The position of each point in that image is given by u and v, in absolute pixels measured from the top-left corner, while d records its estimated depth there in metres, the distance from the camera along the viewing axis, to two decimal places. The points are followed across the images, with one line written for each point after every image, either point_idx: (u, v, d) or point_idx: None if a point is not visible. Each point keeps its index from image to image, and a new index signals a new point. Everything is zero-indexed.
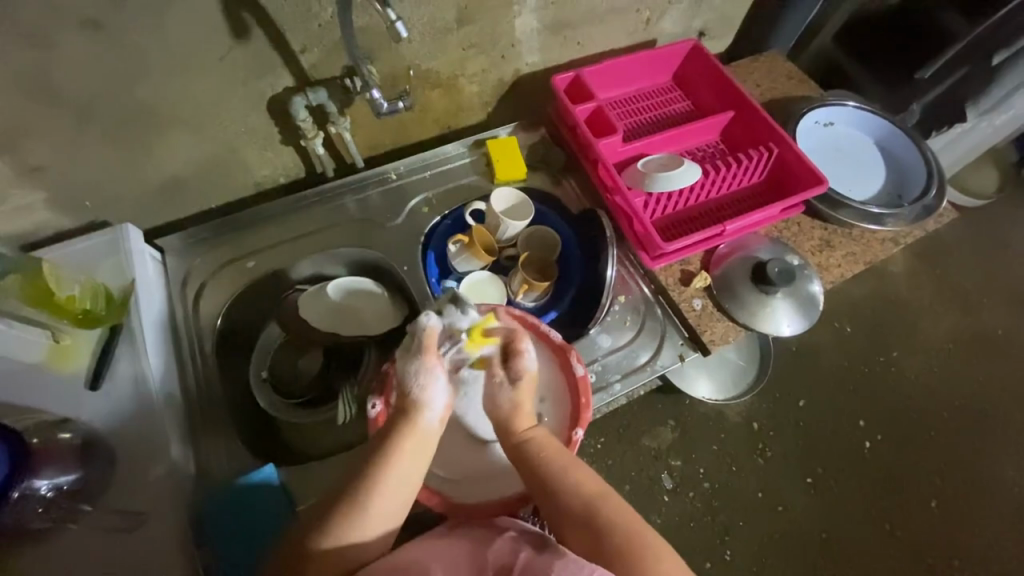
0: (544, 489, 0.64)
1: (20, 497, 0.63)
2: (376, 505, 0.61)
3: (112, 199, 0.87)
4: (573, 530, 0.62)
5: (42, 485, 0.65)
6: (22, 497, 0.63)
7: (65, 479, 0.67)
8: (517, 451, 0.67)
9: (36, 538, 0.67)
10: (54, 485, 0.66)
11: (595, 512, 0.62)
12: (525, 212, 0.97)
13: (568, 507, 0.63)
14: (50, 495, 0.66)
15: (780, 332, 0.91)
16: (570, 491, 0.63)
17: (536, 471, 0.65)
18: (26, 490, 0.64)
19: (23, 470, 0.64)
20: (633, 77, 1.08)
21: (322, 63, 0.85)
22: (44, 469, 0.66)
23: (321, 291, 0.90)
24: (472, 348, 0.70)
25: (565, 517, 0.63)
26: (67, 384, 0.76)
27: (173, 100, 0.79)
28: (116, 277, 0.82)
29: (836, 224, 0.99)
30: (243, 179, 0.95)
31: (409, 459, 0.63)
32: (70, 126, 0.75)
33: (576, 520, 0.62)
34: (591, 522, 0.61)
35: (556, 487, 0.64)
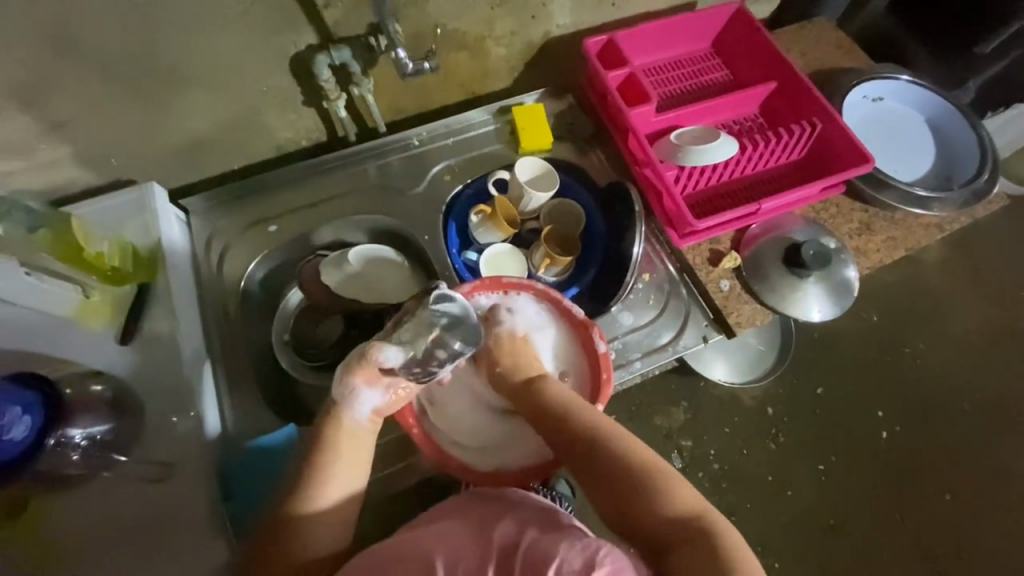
0: (555, 420, 0.66)
1: (57, 444, 0.67)
2: (328, 474, 0.64)
3: (136, 157, 0.86)
4: (584, 455, 0.63)
5: (76, 434, 0.68)
6: (59, 444, 0.67)
7: (98, 429, 0.70)
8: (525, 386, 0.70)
9: (71, 482, 0.71)
10: (88, 435, 0.69)
11: (603, 437, 0.64)
12: (549, 183, 0.94)
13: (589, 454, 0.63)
14: (84, 443, 0.69)
15: (809, 316, 0.88)
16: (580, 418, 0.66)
17: (546, 402, 0.68)
18: (61, 438, 0.67)
19: (57, 419, 0.67)
20: (669, 43, 1.02)
21: (346, 20, 0.81)
22: (78, 418, 0.69)
23: (342, 257, 0.89)
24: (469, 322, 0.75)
25: (574, 446, 0.64)
26: (98, 339, 0.77)
27: (196, 56, 0.77)
28: (143, 236, 0.82)
29: (879, 207, 0.93)
30: (265, 142, 0.93)
31: (344, 456, 0.65)
32: (93, 81, 0.75)
33: (586, 445, 0.63)
34: (602, 447, 0.63)
35: (566, 416, 0.66)
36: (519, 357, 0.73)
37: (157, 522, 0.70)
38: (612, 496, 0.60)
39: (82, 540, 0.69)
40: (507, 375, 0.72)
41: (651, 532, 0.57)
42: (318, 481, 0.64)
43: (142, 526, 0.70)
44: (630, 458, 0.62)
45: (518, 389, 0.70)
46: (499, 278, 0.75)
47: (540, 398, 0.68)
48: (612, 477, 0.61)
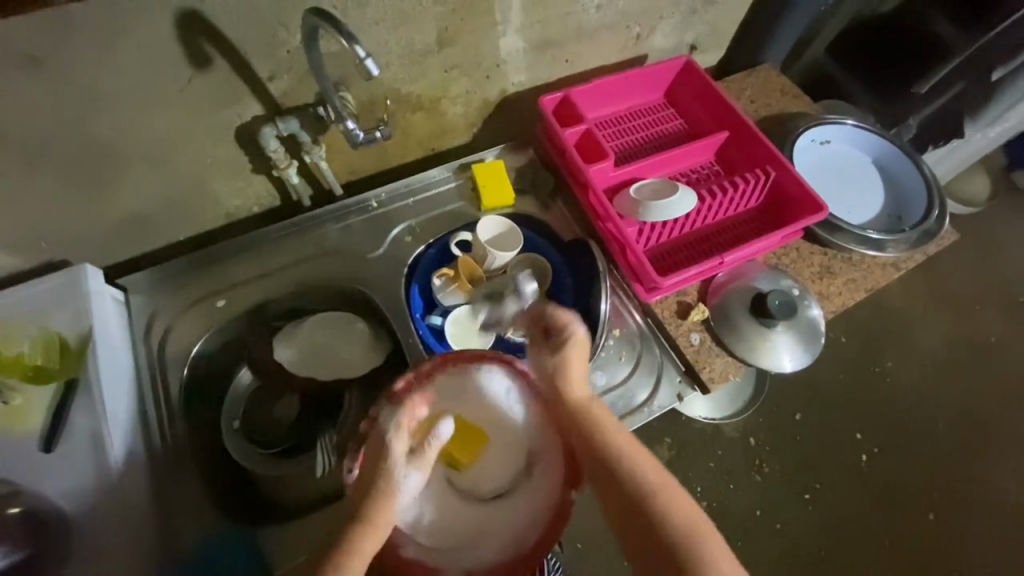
0: (616, 482, 0.58)
1: None
2: None
3: (68, 239, 0.80)
4: (641, 532, 0.56)
5: None
6: None
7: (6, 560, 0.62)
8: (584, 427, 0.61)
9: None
10: None
11: (654, 501, 0.56)
12: (514, 240, 0.92)
13: (623, 478, 0.57)
14: None
15: (781, 367, 0.86)
16: (646, 492, 0.56)
17: (595, 443, 0.60)
18: None
19: None
20: (624, 96, 1.04)
21: (293, 90, 0.79)
22: None
23: (298, 328, 0.86)
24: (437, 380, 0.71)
25: (630, 512, 0.56)
26: (20, 448, 0.69)
27: (130, 134, 0.73)
28: (72, 326, 0.75)
29: (837, 250, 0.95)
30: (213, 212, 0.89)
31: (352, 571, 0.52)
32: (15, 168, 0.70)
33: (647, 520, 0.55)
34: (663, 526, 0.55)
35: (597, 436, 0.60)
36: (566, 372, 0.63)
37: None
38: (634, 519, 0.56)
39: None
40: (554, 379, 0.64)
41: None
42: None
43: None
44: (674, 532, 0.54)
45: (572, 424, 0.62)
46: (467, 353, 0.72)
47: (591, 433, 0.60)
48: (635, 502, 0.56)
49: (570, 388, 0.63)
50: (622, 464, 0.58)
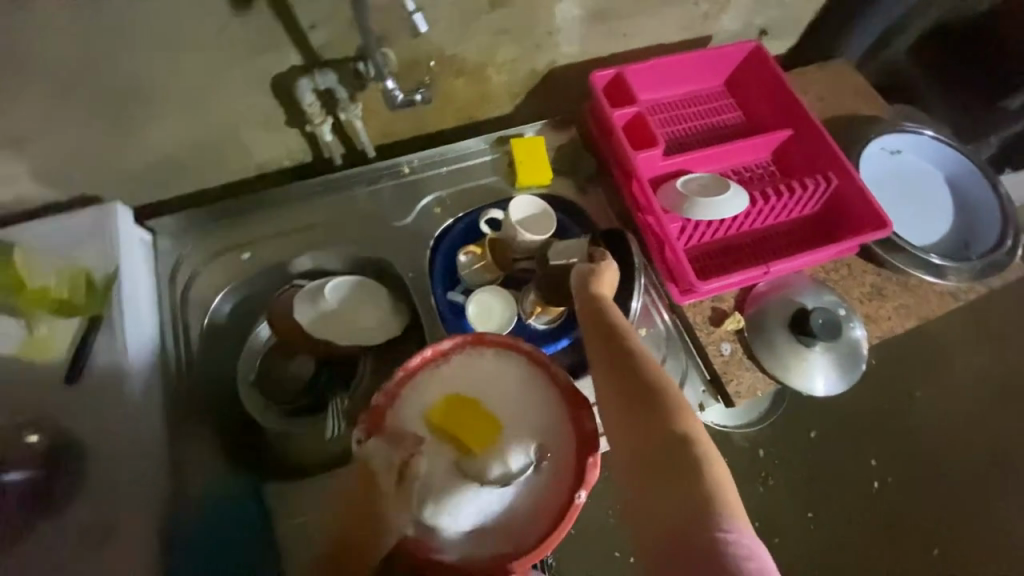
0: (617, 350, 0.65)
1: None
2: None
3: (100, 175, 0.80)
4: (631, 402, 0.61)
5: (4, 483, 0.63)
6: None
7: (26, 479, 0.64)
8: (597, 317, 0.69)
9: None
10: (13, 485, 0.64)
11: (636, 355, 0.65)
12: (546, 224, 0.87)
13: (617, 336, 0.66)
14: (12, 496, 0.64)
15: (812, 388, 0.81)
16: (642, 357, 0.64)
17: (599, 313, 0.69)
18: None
19: None
20: (681, 80, 0.96)
21: (333, 41, 0.75)
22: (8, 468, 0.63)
23: (318, 292, 0.84)
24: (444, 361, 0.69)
25: (617, 359, 0.65)
26: (42, 377, 0.70)
27: (165, 72, 0.71)
28: (101, 263, 0.75)
29: (892, 271, 0.88)
30: (243, 162, 0.87)
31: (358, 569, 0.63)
32: (50, 97, 0.68)
33: (640, 389, 0.62)
34: (648, 387, 0.62)
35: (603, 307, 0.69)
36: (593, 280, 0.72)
37: None
38: (616, 367, 0.64)
39: None
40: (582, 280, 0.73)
41: (663, 490, 0.56)
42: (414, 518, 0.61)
43: None
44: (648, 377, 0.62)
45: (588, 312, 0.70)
46: (484, 336, 0.70)
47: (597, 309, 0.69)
48: (621, 354, 0.65)
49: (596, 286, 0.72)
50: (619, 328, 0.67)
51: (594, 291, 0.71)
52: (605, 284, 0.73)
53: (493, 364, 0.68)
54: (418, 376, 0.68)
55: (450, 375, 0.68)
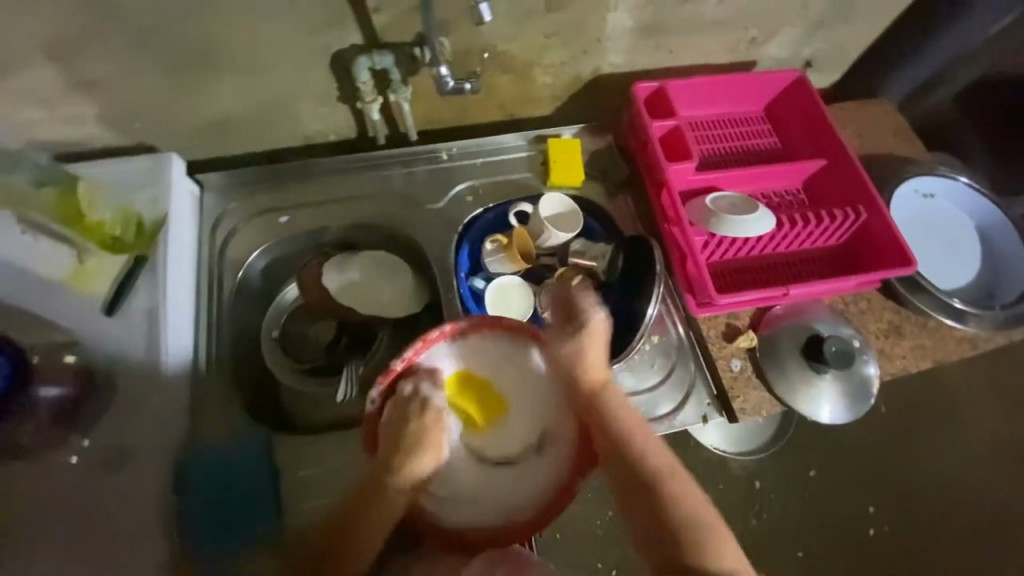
0: (612, 442, 0.62)
1: (19, 406, 0.66)
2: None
3: (161, 127, 0.84)
4: (634, 501, 0.61)
5: (42, 396, 0.67)
6: (25, 406, 0.66)
7: (61, 396, 0.68)
8: (589, 398, 0.65)
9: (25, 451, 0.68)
10: (50, 400, 0.67)
11: (632, 442, 0.62)
12: (573, 222, 0.90)
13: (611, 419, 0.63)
14: (46, 410, 0.67)
15: (818, 416, 0.82)
16: (638, 446, 0.62)
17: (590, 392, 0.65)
18: (27, 400, 0.66)
19: (22, 382, 0.65)
20: (721, 100, 0.98)
21: (394, 25, 0.79)
22: (44, 383, 0.67)
23: (347, 262, 0.88)
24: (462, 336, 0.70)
25: (613, 453, 0.62)
26: (82, 305, 0.73)
27: (236, 37, 0.75)
28: (151, 207, 0.79)
29: (912, 311, 0.88)
30: (293, 131, 0.91)
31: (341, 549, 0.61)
32: (128, 48, 0.73)
33: (642, 489, 0.60)
34: (650, 481, 0.60)
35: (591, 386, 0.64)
36: (578, 349, 0.64)
37: (101, 514, 0.66)
38: (614, 462, 0.62)
39: (23, 512, 0.65)
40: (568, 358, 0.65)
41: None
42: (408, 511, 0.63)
43: (83, 523, 0.65)
44: (648, 469, 0.61)
45: (578, 395, 0.66)
46: (501, 319, 0.70)
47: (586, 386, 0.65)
48: (617, 444, 0.62)
49: (582, 364, 0.65)
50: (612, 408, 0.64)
51: (582, 370, 0.65)
52: (592, 342, 0.65)
53: (508, 347, 0.70)
54: (435, 347, 0.69)
55: (466, 350, 0.70)
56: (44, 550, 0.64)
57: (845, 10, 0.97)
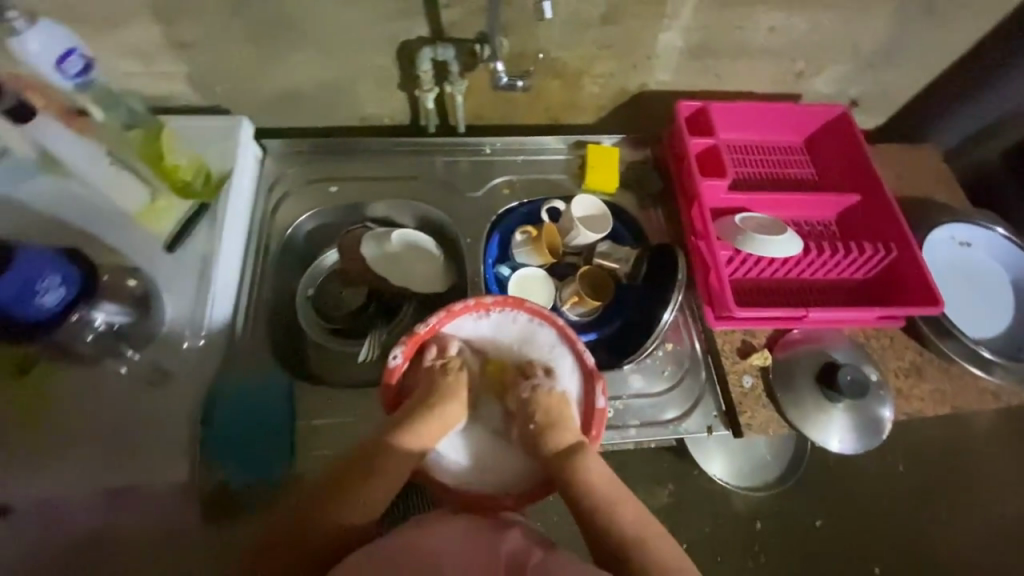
0: (585, 513, 0.64)
1: (78, 321, 0.66)
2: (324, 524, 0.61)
3: (238, 93, 0.92)
4: (609, 558, 0.61)
5: (98, 317, 0.68)
6: (80, 321, 0.66)
7: (119, 319, 0.71)
8: (560, 481, 0.66)
9: (82, 360, 0.73)
10: (107, 320, 0.69)
11: (606, 511, 0.63)
12: (603, 224, 0.93)
13: (584, 489, 0.64)
14: (100, 329, 0.69)
15: (825, 444, 0.81)
16: (610, 514, 0.63)
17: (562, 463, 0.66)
18: (84, 316, 0.66)
19: (86, 296, 0.66)
20: (761, 127, 1.00)
21: (460, 22, 0.85)
22: (105, 302, 0.69)
23: (384, 236, 0.93)
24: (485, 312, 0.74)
25: (586, 520, 0.64)
26: (147, 240, 0.80)
27: (318, 18, 0.83)
28: (219, 161, 0.87)
29: (935, 354, 0.87)
30: (352, 110, 0.99)
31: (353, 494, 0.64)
32: (222, 18, 0.81)
33: (616, 553, 0.61)
34: (625, 545, 0.61)
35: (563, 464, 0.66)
36: (555, 425, 0.68)
37: (135, 429, 0.72)
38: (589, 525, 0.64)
39: (67, 418, 0.71)
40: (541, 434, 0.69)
41: None
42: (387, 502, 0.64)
43: (118, 435, 0.71)
44: (623, 533, 0.62)
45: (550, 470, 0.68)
46: (522, 301, 0.73)
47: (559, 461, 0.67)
48: (589, 510, 0.64)
49: (556, 438, 0.68)
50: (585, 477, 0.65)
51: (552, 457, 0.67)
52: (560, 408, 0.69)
53: (526, 327, 0.74)
54: (459, 318, 0.74)
55: (487, 324, 0.75)
56: (81, 454, 0.70)
57: (896, 54, 0.98)
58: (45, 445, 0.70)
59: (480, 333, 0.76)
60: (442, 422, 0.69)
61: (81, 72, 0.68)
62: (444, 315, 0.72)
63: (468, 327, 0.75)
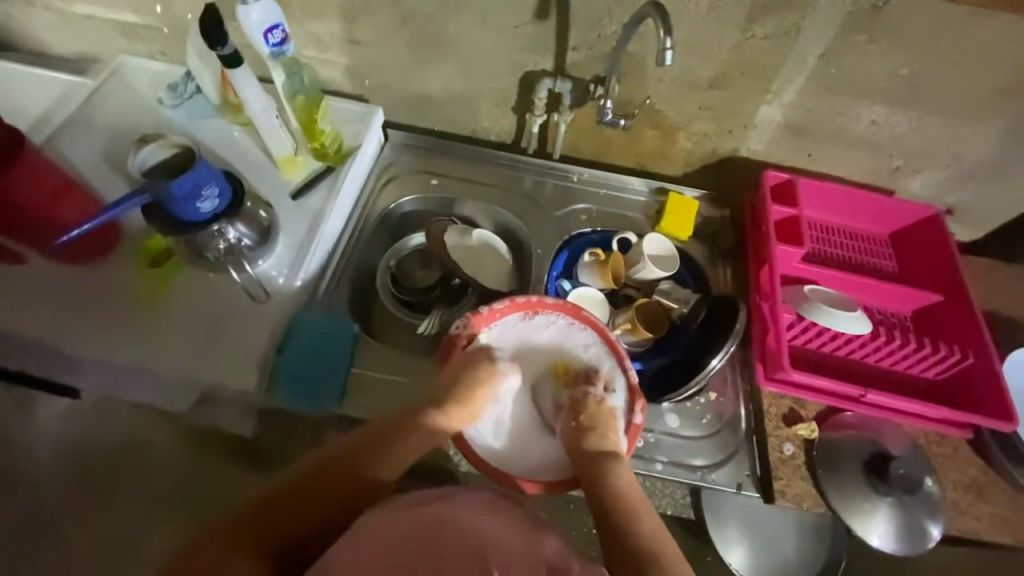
0: (606, 513, 0.64)
1: (217, 231, 0.81)
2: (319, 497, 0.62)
3: (381, 88, 1.09)
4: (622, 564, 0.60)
5: (232, 232, 0.82)
6: (219, 231, 0.81)
7: (247, 238, 0.84)
8: (589, 477, 0.68)
9: (203, 266, 0.86)
10: (239, 236, 0.83)
11: (626, 515, 0.64)
12: (670, 265, 0.98)
13: (609, 489, 0.66)
14: (233, 243, 0.83)
15: (866, 536, 0.76)
16: (632, 520, 0.63)
17: (595, 461, 0.69)
18: (222, 228, 0.81)
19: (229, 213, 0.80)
20: (846, 211, 1.02)
21: (582, 63, 0.97)
22: (239, 221, 0.83)
23: (467, 232, 1.04)
24: (542, 313, 0.81)
25: (605, 520, 0.64)
26: (281, 186, 0.95)
27: (466, 39, 0.98)
28: (352, 137, 1.02)
29: (1004, 478, 0.80)
30: (467, 121, 1.12)
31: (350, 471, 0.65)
32: (391, 27, 0.98)
33: (631, 559, 0.60)
34: (641, 552, 0.60)
35: (596, 461, 0.69)
36: (600, 426, 0.72)
37: (221, 335, 0.82)
38: (607, 528, 0.64)
39: (175, 310, 0.83)
40: (582, 431, 0.72)
41: None
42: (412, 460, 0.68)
43: (210, 336, 0.81)
44: (639, 541, 0.61)
45: (579, 468, 0.70)
46: (580, 310, 0.81)
47: (590, 458, 0.69)
48: (610, 511, 0.64)
49: (595, 440, 0.71)
50: (613, 477, 0.67)
51: (587, 453, 0.70)
52: (604, 416, 0.73)
53: (577, 334, 0.81)
54: (521, 312, 0.81)
55: (542, 324, 0.81)
56: (173, 343, 0.80)
57: (1000, 171, 0.98)
58: (147, 327, 0.81)
59: (534, 329, 0.81)
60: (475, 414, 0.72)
61: (279, 42, 0.85)
62: (508, 305, 0.80)
63: (526, 323, 0.81)
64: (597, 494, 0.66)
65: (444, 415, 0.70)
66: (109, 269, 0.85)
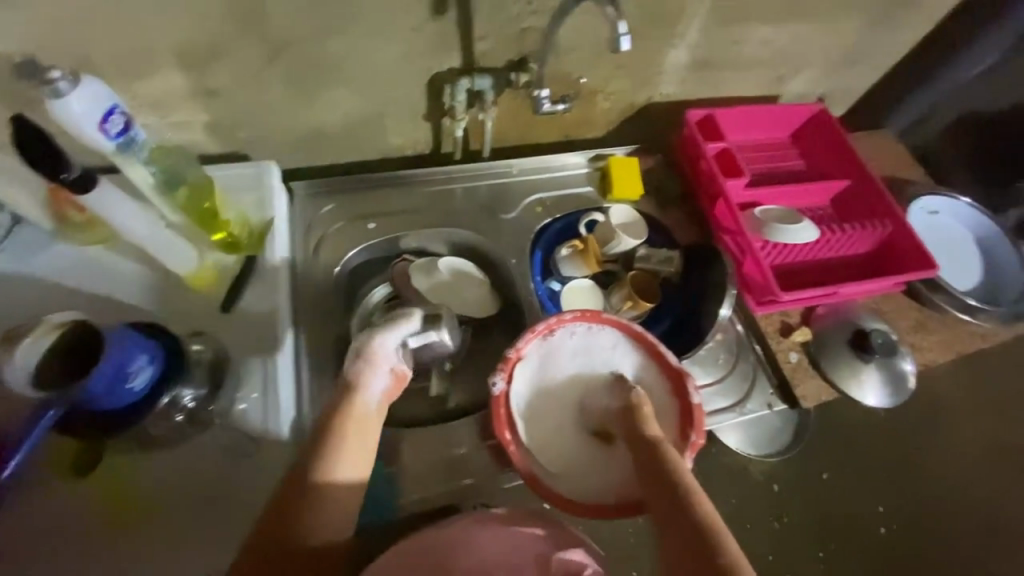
0: (661, 501, 0.60)
1: (167, 404, 0.64)
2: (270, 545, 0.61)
3: (261, 136, 0.88)
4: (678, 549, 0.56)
5: (185, 395, 0.66)
6: (170, 403, 0.64)
7: (201, 391, 0.68)
8: (645, 472, 0.63)
9: (158, 443, 0.68)
10: (194, 396, 0.67)
11: (678, 497, 0.59)
12: (638, 230, 1.00)
13: (663, 475, 0.62)
14: (191, 405, 0.67)
15: (865, 399, 0.91)
16: (684, 501, 0.59)
17: (648, 456, 0.64)
18: (172, 397, 0.64)
19: (169, 376, 0.64)
20: (757, 127, 1.11)
21: (491, 53, 0.88)
22: (187, 378, 0.66)
23: (432, 266, 0.94)
24: (562, 328, 0.78)
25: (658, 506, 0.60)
26: (202, 304, 0.76)
27: (356, 57, 0.82)
28: (257, 210, 0.83)
29: (933, 308, 1.00)
30: (376, 144, 0.97)
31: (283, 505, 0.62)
32: (258, 63, 0.79)
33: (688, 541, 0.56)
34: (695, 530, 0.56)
35: (647, 454, 0.65)
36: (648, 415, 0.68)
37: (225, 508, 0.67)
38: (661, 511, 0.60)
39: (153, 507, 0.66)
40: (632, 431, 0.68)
41: None
42: (338, 518, 0.62)
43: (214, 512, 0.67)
44: (689, 521, 0.57)
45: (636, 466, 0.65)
46: (599, 314, 0.79)
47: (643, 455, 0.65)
48: (663, 498, 0.60)
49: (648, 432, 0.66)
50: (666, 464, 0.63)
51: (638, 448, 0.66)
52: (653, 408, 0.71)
53: (605, 338, 0.79)
54: (541, 335, 0.77)
55: (565, 339, 0.78)
56: (173, 544, 0.65)
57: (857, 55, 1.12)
58: (132, 541, 0.65)
59: (559, 346, 0.78)
60: (363, 441, 0.67)
61: (123, 129, 0.64)
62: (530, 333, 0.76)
63: (548, 343, 0.78)
64: (654, 485, 0.62)
65: (328, 453, 0.64)
66: (33, 499, 0.66)
